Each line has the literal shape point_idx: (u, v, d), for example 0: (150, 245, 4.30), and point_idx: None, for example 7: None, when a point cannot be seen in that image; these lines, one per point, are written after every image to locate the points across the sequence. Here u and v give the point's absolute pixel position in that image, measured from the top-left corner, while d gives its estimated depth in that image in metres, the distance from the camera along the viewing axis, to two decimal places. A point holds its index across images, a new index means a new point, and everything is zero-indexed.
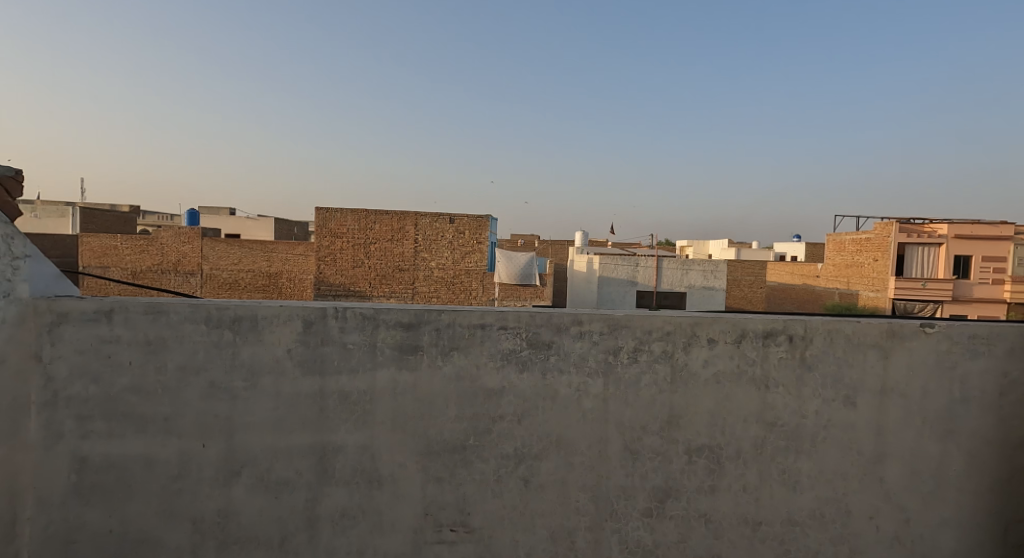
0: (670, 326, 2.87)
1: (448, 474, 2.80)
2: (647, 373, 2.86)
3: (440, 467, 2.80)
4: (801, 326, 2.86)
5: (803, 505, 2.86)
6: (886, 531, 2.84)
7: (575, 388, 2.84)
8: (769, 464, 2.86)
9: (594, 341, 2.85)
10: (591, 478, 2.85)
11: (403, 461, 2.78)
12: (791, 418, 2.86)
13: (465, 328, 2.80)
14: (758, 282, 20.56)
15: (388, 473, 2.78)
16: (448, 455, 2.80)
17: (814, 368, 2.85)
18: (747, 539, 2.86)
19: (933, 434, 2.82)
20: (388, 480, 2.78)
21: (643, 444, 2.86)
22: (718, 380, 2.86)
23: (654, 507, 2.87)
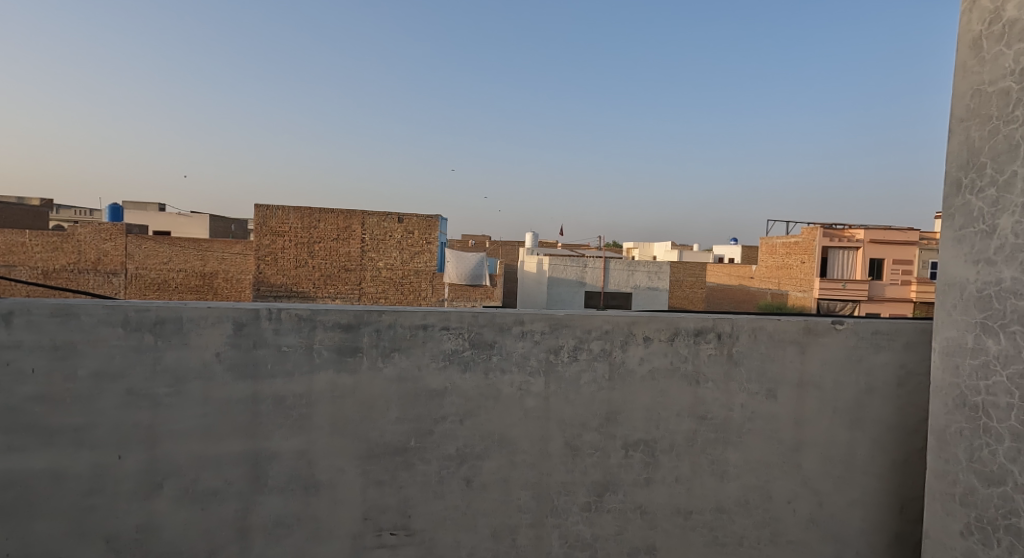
0: (608, 325, 2.96)
1: (389, 477, 2.78)
2: (587, 371, 2.94)
3: (380, 470, 2.77)
4: (729, 324, 3.02)
5: (731, 493, 3.02)
6: (803, 514, 3.05)
7: (517, 387, 2.89)
8: (699, 455, 3.01)
9: (535, 340, 2.91)
10: (532, 476, 2.90)
11: (342, 465, 2.74)
12: (720, 411, 3.01)
13: (407, 329, 2.79)
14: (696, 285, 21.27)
15: (326, 478, 2.73)
16: (390, 457, 2.78)
17: (740, 363, 3.02)
18: (680, 528, 3.00)
19: (843, 423, 3.05)
20: (325, 486, 2.73)
21: (583, 440, 2.94)
22: (654, 376, 2.98)
23: (593, 501, 2.95)
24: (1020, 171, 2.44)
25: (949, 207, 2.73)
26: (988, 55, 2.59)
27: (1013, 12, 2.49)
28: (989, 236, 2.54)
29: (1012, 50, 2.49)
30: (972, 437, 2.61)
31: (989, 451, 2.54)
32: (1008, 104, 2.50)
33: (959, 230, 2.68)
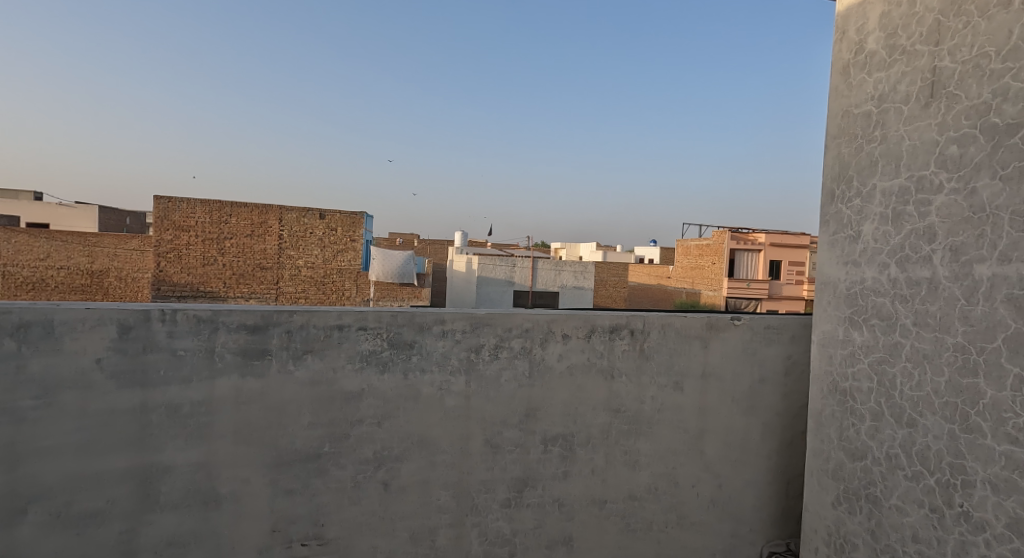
0: (529, 323, 3.01)
1: (300, 486, 2.68)
2: (508, 369, 2.97)
3: (291, 479, 2.67)
4: (641, 321, 3.17)
5: (641, 481, 3.17)
6: (705, 497, 3.26)
7: (438, 387, 2.87)
8: (614, 447, 3.13)
9: (456, 340, 2.90)
10: (452, 476, 2.90)
11: (248, 475, 2.61)
12: (632, 404, 3.15)
13: (321, 330, 2.69)
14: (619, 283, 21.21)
15: (228, 491, 2.59)
16: (302, 464, 2.68)
17: (651, 357, 3.17)
18: (595, 517, 3.11)
19: (739, 411, 3.29)
20: (228, 499, 2.59)
21: (503, 437, 2.97)
22: (572, 372, 3.06)
23: (512, 497, 2.99)
24: (879, 184, 2.79)
25: (826, 215, 3.11)
26: (855, 81, 2.95)
27: (872, 45, 2.85)
28: (855, 241, 2.90)
29: (873, 78, 2.84)
30: (842, 418, 2.95)
31: (854, 430, 2.88)
32: (870, 125, 2.86)
33: (833, 235, 3.05)
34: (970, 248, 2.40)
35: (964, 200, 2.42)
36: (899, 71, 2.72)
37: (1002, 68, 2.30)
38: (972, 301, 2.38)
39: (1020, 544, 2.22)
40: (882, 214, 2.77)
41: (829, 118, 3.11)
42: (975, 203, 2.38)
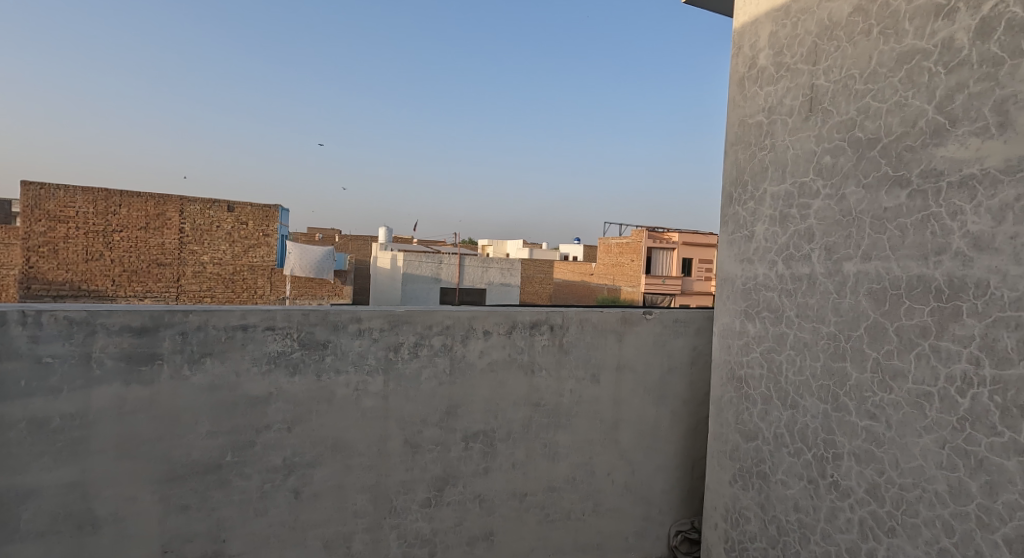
0: (449, 321, 2.96)
1: (197, 500, 2.49)
2: (428, 366, 2.90)
3: (186, 494, 2.47)
4: (560, 315, 3.21)
5: (560, 472, 3.23)
6: (620, 483, 3.40)
7: (353, 387, 2.76)
8: (534, 441, 3.15)
9: (373, 338, 2.80)
10: (369, 478, 2.80)
11: (134, 493, 2.39)
12: (552, 397, 3.19)
13: (221, 331, 2.50)
14: (545, 279, 19.46)
15: (109, 512, 2.35)
16: (199, 477, 2.49)
17: (569, 351, 3.22)
18: (516, 511, 3.12)
19: (651, 400, 3.47)
20: (109, 521, 2.35)
21: (423, 436, 2.91)
22: (493, 368, 3.05)
23: (432, 496, 2.94)
24: (768, 189, 3.06)
25: (726, 215, 3.38)
26: (748, 93, 3.26)
27: (763, 61, 3.16)
28: (749, 241, 3.16)
29: (763, 91, 3.15)
30: (737, 403, 3.19)
31: (748, 414, 3.12)
32: (761, 134, 3.14)
33: (730, 235, 3.33)
34: (840, 247, 2.64)
35: (835, 205, 2.67)
36: (784, 87, 3.01)
37: (863, 89, 2.57)
38: (842, 294, 2.61)
39: (876, 506, 2.45)
40: (772, 216, 3.03)
41: (729, 126, 3.40)
42: (844, 207, 2.63)
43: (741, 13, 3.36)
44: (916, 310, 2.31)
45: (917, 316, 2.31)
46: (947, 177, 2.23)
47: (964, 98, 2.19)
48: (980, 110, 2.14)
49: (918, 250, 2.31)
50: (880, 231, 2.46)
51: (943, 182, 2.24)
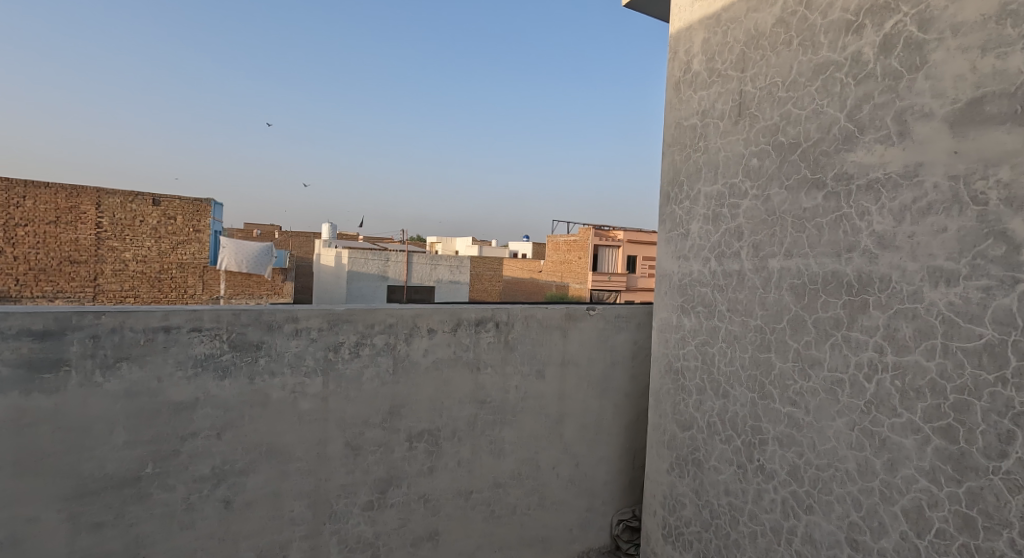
0: (392, 319, 2.95)
1: (111, 517, 2.37)
2: (370, 366, 2.89)
3: (98, 511, 2.35)
4: (505, 313, 3.26)
5: (505, 468, 3.28)
6: (564, 476, 3.49)
7: (289, 389, 2.71)
8: (479, 438, 3.19)
9: (311, 338, 2.75)
10: (307, 484, 2.76)
11: (37, 513, 2.24)
12: (497, 394, 3.24)
13: (140, 334, 2.39)
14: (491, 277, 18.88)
15: (9, 535, 2.20)
16: (114, 491, 2.38)
17: (515, 348, 3.29)
18: (461, 509, 3.16)
19: (594, 394, 3.58)
20: (8, 544, 2.20)
21: (365, 438, 2.89)
22: (438, 366, 3.06)
23: (375, 499, 2.93)
24: (703, 189, 3.22)
25: (663, 214, 3.53)
26: (684, 96, 3.41)
27: (696, 66, 3.32)
28: (685, 238, 3.32)
29: (697, 95, 3.30)
30: (674, 395, 3.34)
31: (683, 404, 3.28)
32: (696, 136, 3.30)
33: (668, 233, 3.48)
34: (766, 245, 2.81)
35: (762, 205, 2.84)
36: (716, 91, 3.17)
37: (786, 96, 2.75)
38: (768, 289, 2.79)
39: (796, 487, 2.63)
40: (706, 215, 3.18)
41: (666, 128, 3.55)
42: (769, 207, 2.80)
43: (677, 20, 3.50)
44: (832, 303, 2.49)
45: (832, 309, 2.49)
46: (856, 181, 2.41)
47: (870, 108, 2.37)
48: (883, 119, 2.32)
49: (832, 248, 2.50)
50: (800, 230, 2.64)
51: (853, 185, 2.42)
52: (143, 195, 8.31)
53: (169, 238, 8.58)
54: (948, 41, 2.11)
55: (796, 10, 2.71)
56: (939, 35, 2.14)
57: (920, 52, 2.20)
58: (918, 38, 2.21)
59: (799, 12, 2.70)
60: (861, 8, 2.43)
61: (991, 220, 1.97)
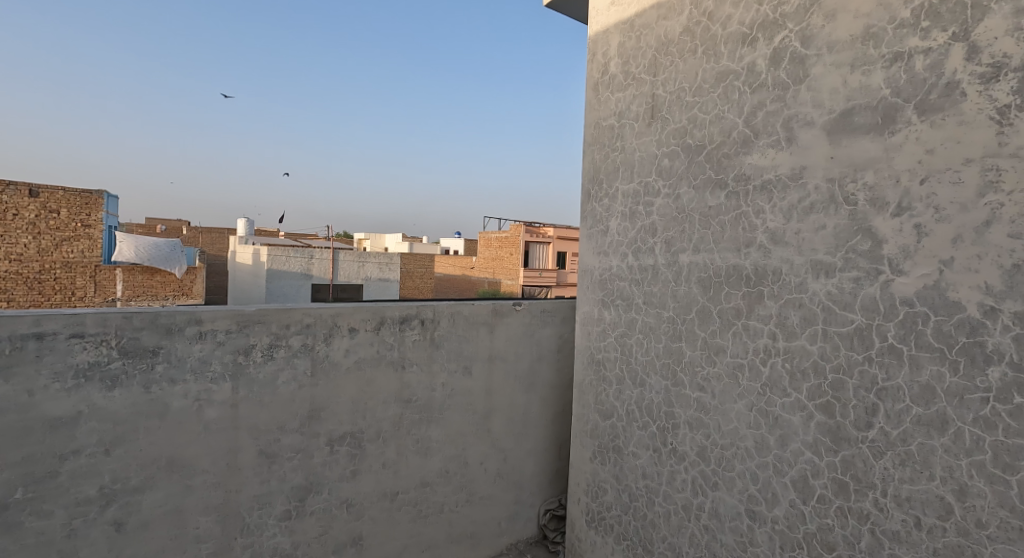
0: (309, 319, 2.88)
1: None
2: (285, 369, 2.81)
3: None
4: (431, 310, 3.27)
5: (432, 467, 3.30)
6: (492, 471, 3.56)
7: (193, 397, 2.58)
8: (405, 437, 3.19)
9: (218, 342, 2.63)
10: (216, 497, 2.65)
11: None
12: (423, 392, 3.25)
13: (8, 342, 2.20)
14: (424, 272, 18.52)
15: None
16: None
17: (441, 345, 3.31)
18: (387, 511, 3.14)
19: (521, 388, 3.67)
20: None
21: (281, 445, 2.81)
22: (360, 366, 3.02)
23: (293, 508, 2.86)
24: (620, 187, 3.37)
25: (584, 211, 3.66)
26: (602, 98, 3.55)
27: (613, 69, 3.46)
28: (605, 235, 3.46)
29: (614, 96, 3.45)
30: (596, 386, 3.49)
31: (604, 395, 3.43)
32: (613, 137, 3.45)
33: (589, 229, 3.61)
34: (677, 241, 2.99)
35: (673, 203, 3.02)
36: (631, 94, 3.33)
37: (692, 101, 2.93)
38: (678, 282, 2.98)
39: (704, 466, 2.83)
40: (623, 212, 3.34)
41: (586, 128, 3.68)
42: (679, 205, 2.99)
43: (594, 22, 3.64)
44: (733, 294, 2.70)
45: (733, 300, 2.70)
46: (753, 181, 2.62)
47: (763, 115, 2.59)
48: (774, 125, 2.54)
49: (733, 243, 2.70)
50: (706, 227, 2.84)
51: (750, 185, 2.63)
52: (16, 186, 7.43)
53: (50, 233, 7.71)
54: (824, 57, 2.34)
55: (700, 20, 2.90)
56: (818, 51, 2.37)
57: (803, 66, 2.43)
58: (801, 52, 2.43)
59: (703, 22, 2.89)
60: (754, 23, 2.64)
61: (861, 218, 2.21)
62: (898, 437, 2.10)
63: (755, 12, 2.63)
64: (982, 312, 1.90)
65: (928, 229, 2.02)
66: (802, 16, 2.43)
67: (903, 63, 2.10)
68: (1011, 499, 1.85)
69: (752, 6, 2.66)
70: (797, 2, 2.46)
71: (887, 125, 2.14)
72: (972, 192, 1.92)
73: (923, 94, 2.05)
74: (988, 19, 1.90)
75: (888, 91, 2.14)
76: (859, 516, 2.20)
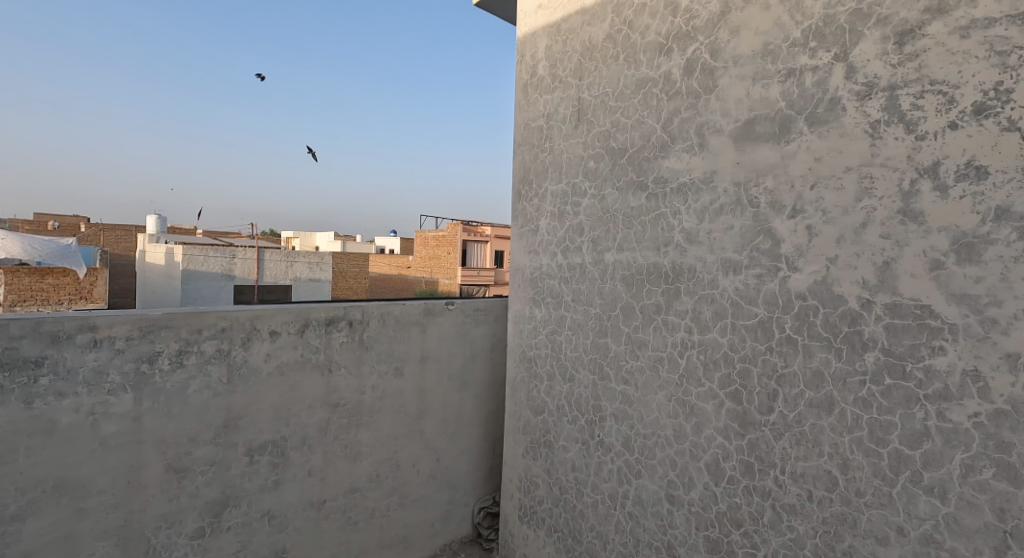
0: (224, 322, 2.76)
1: None
2: (197, 377, 2.68)
3: None
4: (360, 311, 3.23)
5: (362, 472, 3.26)
6: (425, 472, 3.55)
7: (86, 412, 2.41)
8: (333, 443, 3.13)
9: (117, 350, 2.48)
10: (116, 519, 2.49)
11: None
12: (352, 395, 3.20)
13: None
14: (359, 271, 18.04)
15: None
16: None
17: (371, 347, 3.27)
18: (313, 520, 3.07)
19: (454, 387, 3.69)
20: None
21: (193, 458, 2.68)
22: (282, 371, 2.94)
23: (207, 525, 2.74)
24: (549, 188, 3.46)
25: (515, 210, 3.73)
26: (531, 99, 3.63)
27: (541, 71, 3.54)
28: (535, 234, 3.54)
29: (543, 98, 3.54)
30: (527, 382, 3.56)
31: (535, 391, 3.51)
32: (542, 138, 3.53)
33: (520, 228, 3.68)
34: (603, 239, 3.11)
35: (598, 204, 3.14)
36: (559, 96, 3.42)
37: (615, 106, 3.06)
38: (604, 280, 3.10)
39: (628, 456, 2.96)
40: (552, 212, 3.43)
41: (516, 128, 3.75)
42: (605, 206, 3.11)
43: (522, 24, 3.71)
44: (653, 291, 2.85)
45: (654, 296, 2.85)
46: (670, 183, 2.78)
47: (678, 121, 2.74)
48: (688, 132, 2.70)
49: (653, 243, 2.85)
50: (629, 227, 2.97)
51: (668, 187, 2.78)
52: None
53: None
54: (731, 69, 2.52)
55: (621, 29, 3.03)
56: (725, 63, 2.54)
57: (712, 77, 2.60)
58: (711, 64, 2.60)
59: (623, 31, 3.02)
60: (670, 34, 2.79)
61: (763, 219, 2.40)
62: (794, 419, 2.30)
63: (670, 23, 2.79)
64: (860, 304, 2.12)
65: (818, 230, 2.23)
66: (711, 30, 2.60)
67: (795, 78, 2.30)
68: (883, 469, 2.07)
69: (667, 17, 2.81)
70: (706, 16, 2.62)
71: (783, 134, 2.33)
72: (851, 196, 2.14)
73: (812, 107, 2.25)
74: (862, 42, 2.11)
75: (784, 103, 2.34)
76: (762, 493, 2.39)
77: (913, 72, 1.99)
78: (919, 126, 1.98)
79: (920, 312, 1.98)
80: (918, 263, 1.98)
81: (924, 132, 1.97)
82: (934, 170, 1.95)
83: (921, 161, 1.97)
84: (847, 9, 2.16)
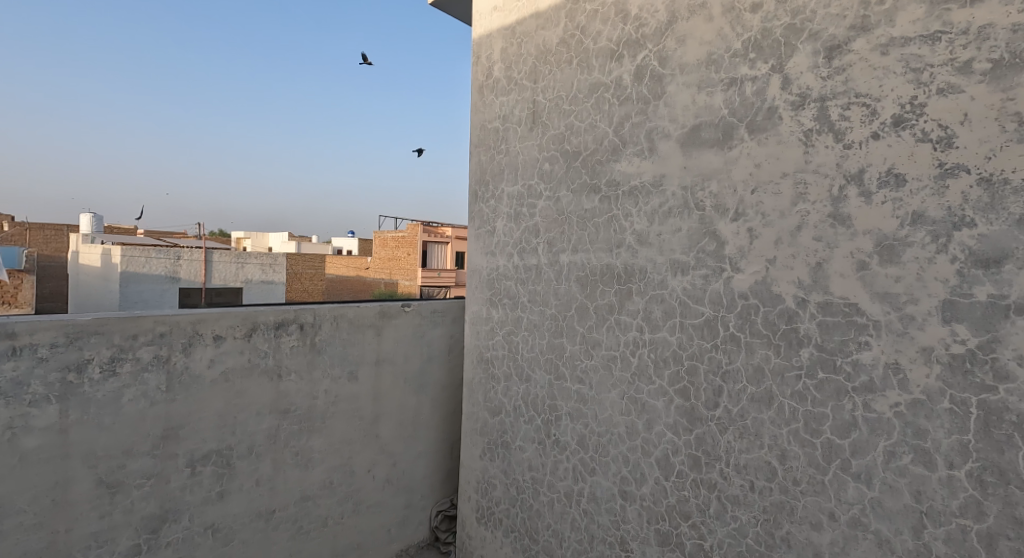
0: (163, 327, 2.66)
1: None
2: (132, 386, 2.57)
3: None
4: (311, 314, 3.17)
5: (314, 479, 3.19)
6: (380, 477, 3.52)
7: (3, 426, 2.27)
8: (282, 450, 3.06)
9: (41, 358, 2.35)
10: (40, 539, 2.36)
11: None
12: (303, 401, 3.14)
13: None
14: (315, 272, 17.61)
15: None
16: None
17: (323, 351, 3.21)
18: (261, 530, 2.99)
19: (410, 390, 3.67)
20: None
21: (128, 471, 2.57)
22: (228, 378, 2.86)
23: (144, 540, 2.63)
24: (506, 189, 3.49)
25: (472, 211, 3.74)
26: (487, 101, 3.64)
27: (497, 73, 3.57)
28: (492, 236, 3.56)
29: (499, 100, 3.56)
30: (484, 384, 3.58)
31: (492, 391, 3.53)
32: (498, 139, 3.55)
33: (477, 230, 3.69)
34: (558, 241, 3.16)
35: (553, 206, 3.19)
36: (514, 99, 3.45)
37: (569, 110, 3.11)
38: (559, 281, 3.15)
39: (583, 454, 3.02)
40: (509, 213, 3.46)
41: (473, 129, 3.76)
42: (559, 208, 3.16)
43: (478, 26, 3.72)
44: (607, 291, 2.92)
45: (607, 296, 2.91)
46: (622, 186, 2.85)
47: (629, 126, 2.82)
48: (638, 136, 2.78)
49: (607, 244, 2.91)
50: (583, 229, 3.03)
51: (620, 190, 2.85)
52: None
53: None
54: (678, 77, 2.61)
55: (574, 34, 3.09)
56: (672, 71, 2.63)
57: (661, 83, 2.68)
58: (659, 71, 2.69)
59: (576, 36, 3.08)
60: (620, 40, 2.86)
61: (707, 222, 2.50)
62: (737, 413, 2.40)
63: (621, 30, 2.86)
64: (796, 303, 2.24)
65: (758, 233, 2.34)
66: (659, 38, 2.69)
67: (737, 87, 2.40)
68: (817, 458, 2.19)
69: (617, 24, 2.88)
70: (655, 24, 2.71)
71: (726, 140, 2.44)
72: (787, 201, 2.25)
73: (752, 116, 2.36)
74: (796, 55, 2.23)
75: (726, 111, 2.44)
76: (708, 486, 2.49)
77: (840, 84, 2.12)
78: (846, 136, 2.11)
79: (848, 310, 2.10)
80: (846, 264, 2.11)
81: (851, 141, 2.10)
82: (860, 176, 2.07)
83: (848, 168, 2.10)
84: (782, 23, 2.27)
